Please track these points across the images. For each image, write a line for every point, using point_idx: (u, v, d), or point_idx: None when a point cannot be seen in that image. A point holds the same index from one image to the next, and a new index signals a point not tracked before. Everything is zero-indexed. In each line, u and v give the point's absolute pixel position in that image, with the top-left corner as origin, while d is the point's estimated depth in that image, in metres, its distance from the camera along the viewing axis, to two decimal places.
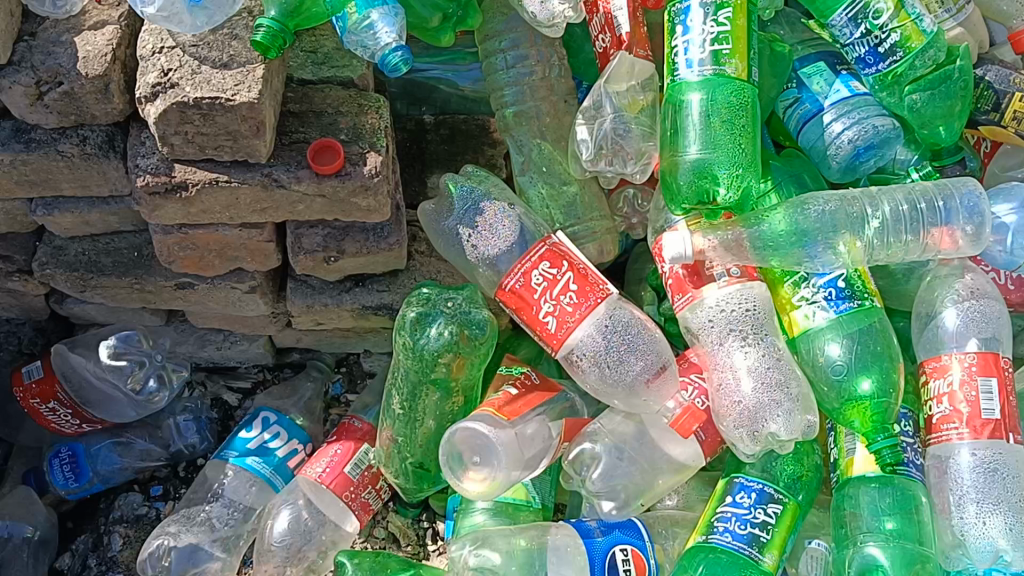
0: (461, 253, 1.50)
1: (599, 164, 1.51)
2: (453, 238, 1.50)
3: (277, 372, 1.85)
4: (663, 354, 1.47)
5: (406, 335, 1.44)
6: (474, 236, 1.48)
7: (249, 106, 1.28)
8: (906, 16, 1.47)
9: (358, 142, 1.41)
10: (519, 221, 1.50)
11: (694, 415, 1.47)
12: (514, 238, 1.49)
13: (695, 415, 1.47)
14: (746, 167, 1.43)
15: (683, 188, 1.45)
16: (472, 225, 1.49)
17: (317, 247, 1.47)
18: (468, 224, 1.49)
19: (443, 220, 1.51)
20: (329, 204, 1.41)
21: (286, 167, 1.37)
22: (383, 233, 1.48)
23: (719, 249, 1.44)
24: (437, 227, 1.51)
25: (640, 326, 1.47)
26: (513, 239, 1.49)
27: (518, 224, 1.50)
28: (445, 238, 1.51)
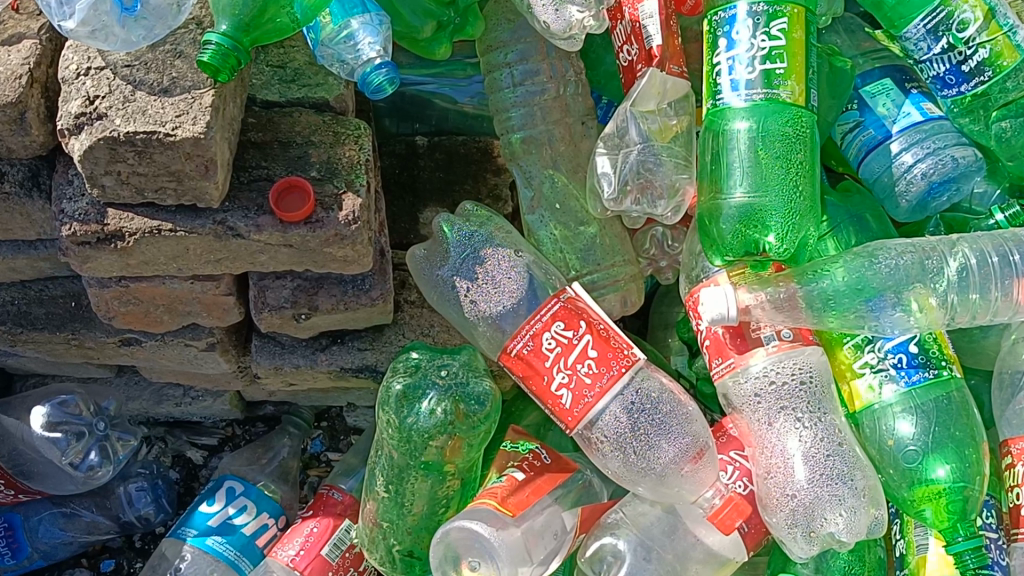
0: (456, 308, 1.25)
1: (625, 204, 1.26)
2: (447, 291, 1.25)
3: (249, 427, 1.62)
4: (699, 435, 1.22)
5: (391, 413, 1.20)
6: (473, 290, 1.24)
7: (194, 143, 1.04)
8: (997, 27, 1.22)
9: (333, 180, 1.16)
10: (527, 270, 1.26)
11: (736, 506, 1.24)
12: (522, 293, 1.24)
13: (742, 508, 1.23)
14: (803, 213, 1.18)
15: (728, 236, 1.19)
16: (471, 276, 1.24)
17: (285, 303, 1.23)
18: (467, 275, 1.24)
19: (436, 270, 1.26)
20: (297, 254, 1.17)
21: (243, 213, 1.13)
22: (364, 286, 1.24)
23: (767, 307, 1.20)
24: (427, 278, 1.26)
25: (670, 398, 1.23)
26: (520, 294, 1.24)
27: (526, 275, 1.25)
28: (437, 291, 1.26)
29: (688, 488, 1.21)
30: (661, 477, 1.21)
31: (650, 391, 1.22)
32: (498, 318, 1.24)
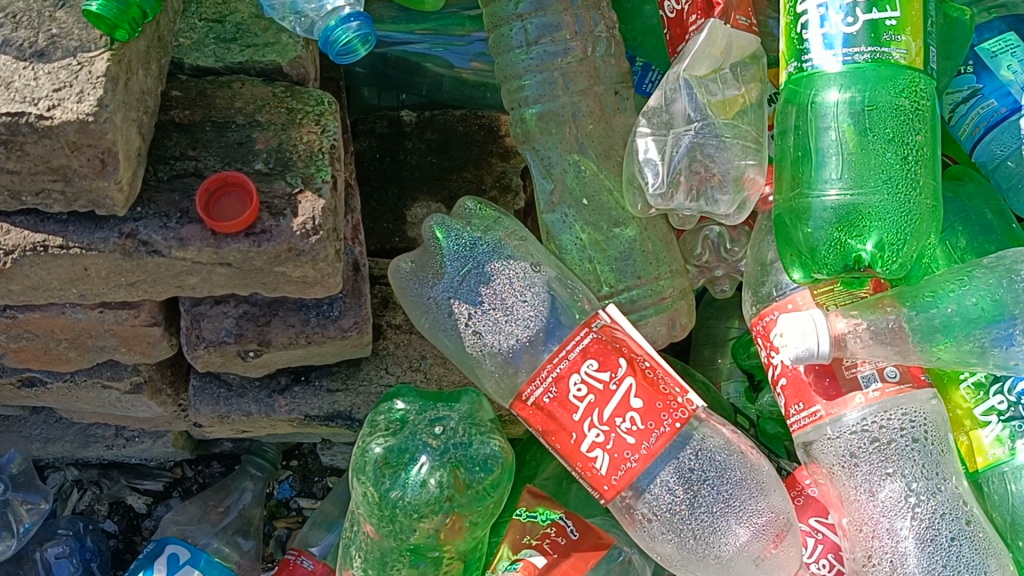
0: (451, 340, 0.95)
1: (676, 199, 0.96)
2: (440, 317, 0.95)
3: (202, 467, 1.32)
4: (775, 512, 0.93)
5: (369, 484, 0.90)
6: (477, 316, 0.94)
7: (80, 128, 0.73)
8: None
9: (285, 175, 0.86)
10: (546, 290, 0.96)
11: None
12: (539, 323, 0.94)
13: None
14: (923, 217, 0.86)
15: (821, 247, 0.87)
16: (474, 298, 0.94)
17: (226, 336, 0.92)
18: (468, 296, 0.94)
19: (423, 286, 0.95)
20: (237, 274, 0.86)
21: (161, 221, 0.83)
22: (332, 313, 0.93)
23: (866, 336, 0.90)
24: (411, 299, 0.95)
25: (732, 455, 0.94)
26: (538, 322, 0.94)
27: (544, 298, 0.95)
28: (428, 316, 0.95)
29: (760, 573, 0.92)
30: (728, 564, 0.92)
31: (709, 449, 0.93)
32: (506, 356, 0.94)
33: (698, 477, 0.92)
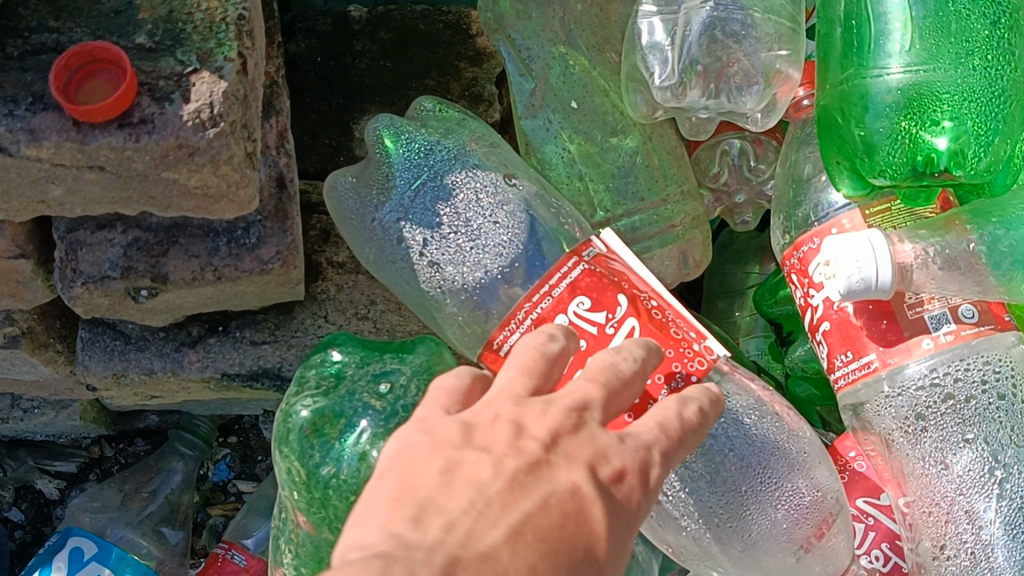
0: (399, 273, 0.75)
1: (690, 96, 0.75)
2: (384, 246, 0.75)
3: (124, 446, 1.11)
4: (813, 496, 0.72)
5: (293, 457, 0.70)
6: (432, 242, 0.73)
7: None
8: None
9: (178, 49, 0.65)
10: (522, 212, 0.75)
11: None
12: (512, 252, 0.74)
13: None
14: (1017, 101, 0.65)
15: (881, 145, 0.65)
16: (427, 219, 0.74)
17: (111, 271, 0.72)
18: (421, 217, 0.74)
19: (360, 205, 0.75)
20: (115, 182, 0.66)
21: (7, 108, 0.62)
22: (249, 239, 0.73)
23: (936, 263, 0.69)
24: (348, 226, 0.76)
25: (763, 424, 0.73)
26: (511, 253, 0.73)
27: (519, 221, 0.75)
28: (370, 245, 0.75)
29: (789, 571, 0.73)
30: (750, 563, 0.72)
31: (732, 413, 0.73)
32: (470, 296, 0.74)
33: (716, 449, 0.71)
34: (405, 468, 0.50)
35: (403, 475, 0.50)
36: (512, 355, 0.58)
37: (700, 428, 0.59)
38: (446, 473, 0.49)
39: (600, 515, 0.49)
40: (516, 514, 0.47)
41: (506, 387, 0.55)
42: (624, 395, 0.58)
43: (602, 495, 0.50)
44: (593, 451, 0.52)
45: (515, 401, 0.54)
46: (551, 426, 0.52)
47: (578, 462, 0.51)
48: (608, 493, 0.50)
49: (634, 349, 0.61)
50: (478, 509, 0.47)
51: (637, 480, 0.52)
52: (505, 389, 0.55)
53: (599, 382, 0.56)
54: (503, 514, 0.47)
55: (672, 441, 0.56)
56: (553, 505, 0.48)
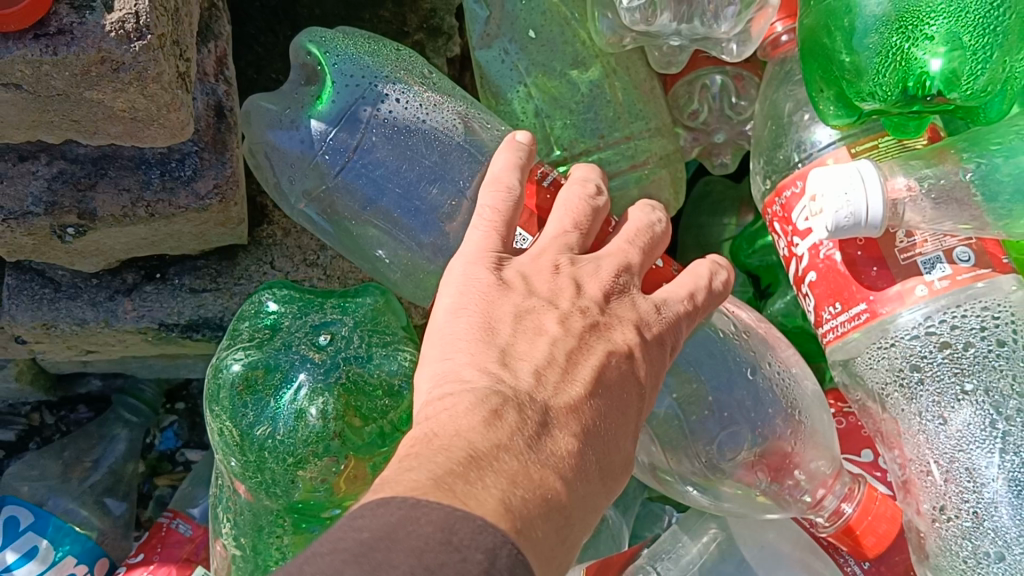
0: (365, 128, 0.70)
1: (661, 19, 0.70)
2: (359, 92, 0.71)
3: (66, 414, 1.05)
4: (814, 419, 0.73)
5: (225, 417, 0.64)
6: (406, 87, 0.72)
7: None
8: None
9: None
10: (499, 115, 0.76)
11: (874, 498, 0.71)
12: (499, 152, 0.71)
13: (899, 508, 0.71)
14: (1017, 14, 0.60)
15: (869, 65, 0.61)
16: (395, 70, 0.73)
17: (34, 206, 0.66)
18: (392, 69, 0.72)
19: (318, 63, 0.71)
20: (31, 102, 0.60)
21: None
22: (184, 172, 0.67)
23: (925, 204, 0.64)
24: (302, 96, 0.71)
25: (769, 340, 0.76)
26: (476, 124, 0.73)
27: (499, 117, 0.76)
28: (334, 100, 0.70)
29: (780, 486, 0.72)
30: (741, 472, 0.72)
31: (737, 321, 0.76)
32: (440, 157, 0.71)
33: (714, 354, 0.73)
34: (485, 306, 0.54)
35: (483, 318, 0.54)
36: (562, 205, 0.61)
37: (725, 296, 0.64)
38: (518, 318, 0.54)
39: (647, 373, 0.55)
40: (588, 369, 0.52)
41: (563, 235, 0.60)
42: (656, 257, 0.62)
43: (649, 356, 0.56)
44: (644, 316, 0.57)
45: (572, 258, 0.58)
46: (603, 286, 0.57)
47: (632, 324, 0.56)
48: (652, 353, 0.56)
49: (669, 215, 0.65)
50: (560, 366, 0.52)
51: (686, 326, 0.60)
52: (560, 240, 0.59)
53: (639, 249, 0.61)
54: (577, 370, 0.52)
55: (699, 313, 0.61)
56: (615, 365, 0.54)
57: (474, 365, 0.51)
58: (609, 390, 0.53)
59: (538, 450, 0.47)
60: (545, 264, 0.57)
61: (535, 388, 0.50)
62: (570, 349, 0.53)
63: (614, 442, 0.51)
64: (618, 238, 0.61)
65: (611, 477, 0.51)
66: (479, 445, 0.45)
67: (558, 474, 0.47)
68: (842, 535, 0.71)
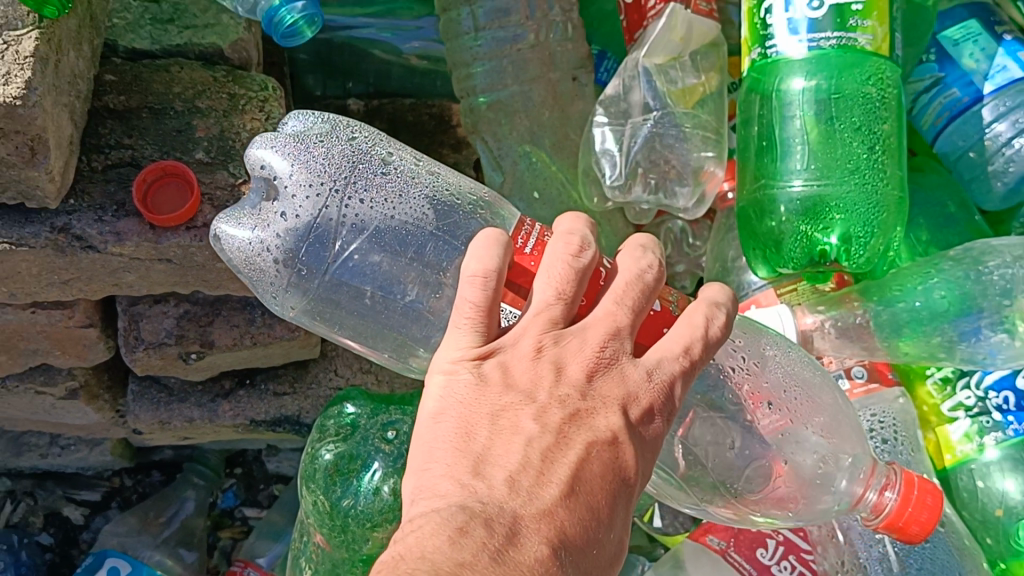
0: (334, 232, 0.76)
1: (634, 192, 0.94)
2: (319, 203, 0.75)
3: (141, 477, 1.26)
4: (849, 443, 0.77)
5: (320, 492, 0.86)
6: (362, 189, 0.76)
7: (7, 115, 0.69)
8: None
9: (228, 165, 0.81)
10: (460, 177, 0.83)
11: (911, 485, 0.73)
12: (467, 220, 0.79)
13: (937, 494, 0.73)
14: (890, 207, 0.84)
15: (785, 240, 0.86)
16: (342, 168, 0.76)
17: (168, 338, 0.88)
18: (347, 171, 0.76)
19: (275, 171, 0.75)
20: (179, 271, 0.82)
21: (96, 214, 0.78)
22: (279, 312, 0.89)
23: (832, 333, 0.88)
24: (265, 210, 0.75)
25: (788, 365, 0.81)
26: (436, 205, 0.79)
27: (455, 180, 0.82)
28: (296, 217, 0.75)
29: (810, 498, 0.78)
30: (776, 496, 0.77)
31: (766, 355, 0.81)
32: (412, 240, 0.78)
33: (757, 390, 0.78)
34: (465, 416, 0.59)
35: (465, 427, 0.58)
36: (547, 267, 0.63)
37: (725, 335, 0.65)
38: (494, 421, 0.58)
39: (634, 466, 0.59)
40: (566, 469, 0.56)
41: (545, 308, 0.61)
42: (648, 304, 0.63)
43: (631, 437, 0.59)
44: (627, 393, 0.60)
45: (554, 337, 0.61)
46: (588, 364, 0.60)
47: (617, 406, 0.59)
48: (635, 433, 0.59)
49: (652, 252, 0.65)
50: (533, 470, 0.56)
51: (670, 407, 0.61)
52: (544, 315, 0.61)
53: (628, 309, 0.62)
54: (556, 469, 0.56)
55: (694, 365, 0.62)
56: (594, 458, 0.57)
57: (450, 476, 0.56)
58: (586, 482, 0.56)
59: (504, 562, 0.52)
60: (527, 350, 0.60)
61: (511, 498, 0.54)
62: (552, 444, 0.57)
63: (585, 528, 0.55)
64: (605, 297, 0.62)
65: (595, 563, 0.56)
66: (442, 565, 0.50)
67: None
68: (885, 527, 0.73)
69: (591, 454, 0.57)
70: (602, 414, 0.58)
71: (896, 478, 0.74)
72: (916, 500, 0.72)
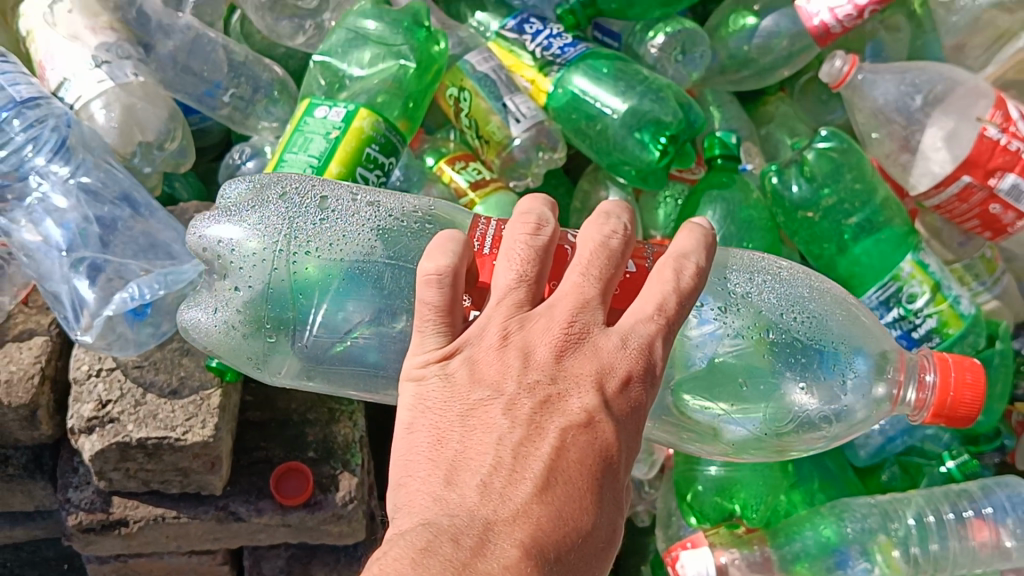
0: (295, 302, 1.02)
1: None
2: (268, 267, 1.02)
3: None
4: (828, 333, 1.05)
5: None
6: (306, 243, 1.02)
7: (203, 445, 1.10)
8: (942, 298, 1.30)
9: (329, 460, 1.22)
10: (401, 201, 1.09)
11: (948, 362, 1.02)
12: (409, 223, 1.06)
13: (972, 375, 1.01)
14: (776, 484, 1.32)
15: (705, 503, 1.33)
16: (298, 232, 1.02)
17: (279, 572, 1.27)
18: (289, 228, 1.03)
19: (229, 240, 1.03)
20: (294, 531, 1.21)
21: (245, 497, 1.19)
22: (355, 552, 1.28)
23: (741, 566, 1.26)
24: (222, 292, 1.03)
25: (779, 286, 1.07)
26: (383, 234, 1.05)
27: (401, 204, 1.08)
28: (250, 286, 1.02)
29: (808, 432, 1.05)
30: (802, 424, 1.04)
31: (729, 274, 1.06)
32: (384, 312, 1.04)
33: (762, 323, 1.04)
34: (436, 421, 0.72)
35: (438, 432, 0.71)
36: (510, 255, 0.76)
37: (701, 279, 0.77)
38: (467, 417, 0.71)
39: (609, 428, 0.70)
40: (542, 462, 0.68)
41: (511, 291, 0.74)
42: (613, 266, 0.76)
43: (608, 414, 0.71)
44: (598, 368, 0.71)
45: (519, 321, 0.73)
46: (551, 343, 0.72)
47: (591, 388, 0.71)
48: (611, 408, 0.71)
49: (620, 217, 0.79)
50: (506, 471, 0.68)
51: (641, 376, 0.72)
52: (510, 295, 0.74)
53: (593, 279, 0.74)
54: (529, 457, 0.69)
55: (670, 319, 0.74)
56: (569, 442, 0.69)
57: (427, 493, 0.69)
58: (563, 467, 0.69)
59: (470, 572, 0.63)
60: (493, 342, 0.73)
61: (485, 502, 0.67)
62: (523, 439, 0.69)
63: (566, 543, 0.67)
64: (572, 271, 0.75)
65: (587, 558, 0.68)
66: None
67: None
68: (941, 406, 1.01)
69: (563, 450, 0.69)
70: (575, 396, 0.71)
71: (930, 359, 1.03)
72: (951, 365, 1.01)
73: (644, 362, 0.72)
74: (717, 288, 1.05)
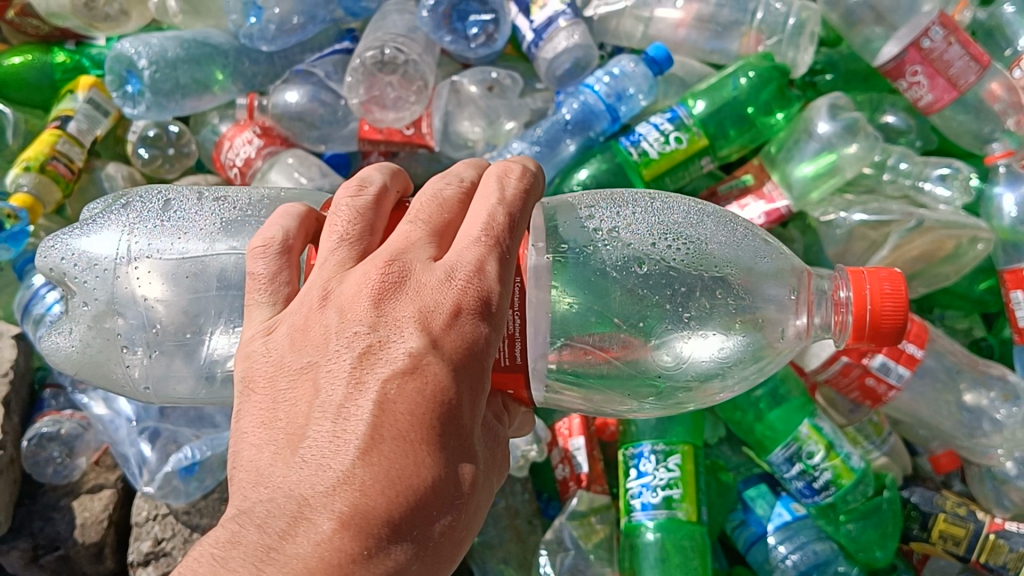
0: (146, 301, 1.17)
1: None
2: (111, 274, 1.18)
3: None
4: (710, 261, 1.18)
5: None
6: (150, 244, 1.18)
7: None
8: (836, 454, 1.60)
9: None
10: (243, 194, 1.26)
11: (865, 277, 1.08)
12: (250, 213, 1.23)
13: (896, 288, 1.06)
14: None
15: None
16: (140, 240, 1.18)
17: None
18: (133, 230, 1.19)
19: (93, 255, 1.20)
20: None
21: None
22: None
23: None
24: (75, 314, 1.21)
25: (653, 219, 1.22)
26: (226, 224, 1.21)
27: (245, 195, 1.26)
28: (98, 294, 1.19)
29: (710, 378, 1.20)
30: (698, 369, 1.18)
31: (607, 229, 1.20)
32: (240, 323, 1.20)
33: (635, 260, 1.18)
34: (273, 395, 0.86)
35: (273, 408, 0.85)
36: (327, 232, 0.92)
37: (523, 194, 0.92)
38: (303, 370, 0.85)
39: (437, 358, 0.82)
40: (369, 413, 0.81)
41: (337, 249, 0.90)
42: (446, 214, 0.92)
43: (433, 355, 0.82)
44: (421, 307, 0.83)
45: (339, 281, 0.87)
46: (370, 296, 0.84)
47: (414, 331, 0.82)
48: (437, 348, 0.82)
49: (446, 190, 0.94)
50: (334, 434, 0.80)
51: (470, 305, 0.83)
52: (333, 253, 0.90)
53: (421, 224, 0.90)
54: (352, 408, 0.81)
55: (496, 239, 0.87)
56: (392, 388, 0.81)
57: (266, 462, 0.83)
58: (391, 417, 0.80)
59: (288, 536, 0.77)
60: (314, 304, 0.87)
61: (306, 475, 0.80)
62: (351, 395, 0.82)
63: (393, 502, 0.78)
64: (405, 221, 0.90)
65: (428, 504, 0.80)
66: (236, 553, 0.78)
67: (311, 542, 0.77)
68: (870, 318, 1.06)
69: (389, 403, 0.81)
70: (399, 341, 0.82)
71: (850, 278, 1.10)
72: (869, 278, 1.08)
73: (475, 294, 0.84)
74: (575, 227, 1.19)
